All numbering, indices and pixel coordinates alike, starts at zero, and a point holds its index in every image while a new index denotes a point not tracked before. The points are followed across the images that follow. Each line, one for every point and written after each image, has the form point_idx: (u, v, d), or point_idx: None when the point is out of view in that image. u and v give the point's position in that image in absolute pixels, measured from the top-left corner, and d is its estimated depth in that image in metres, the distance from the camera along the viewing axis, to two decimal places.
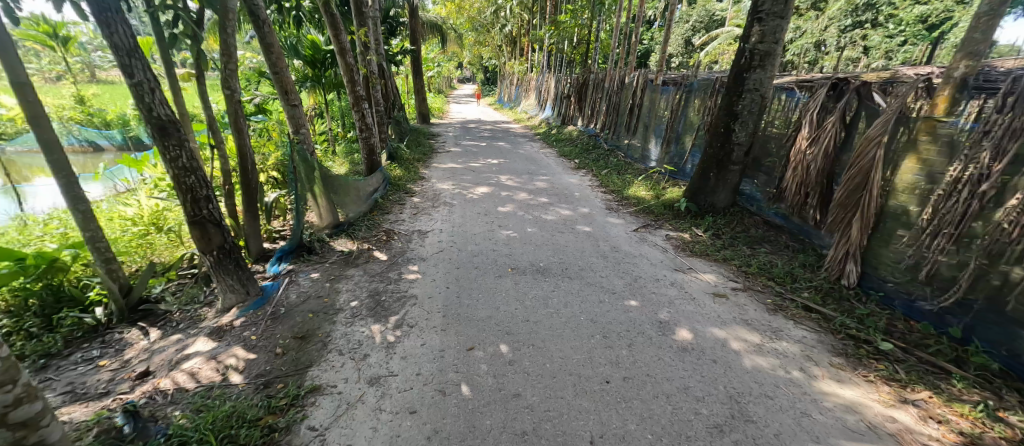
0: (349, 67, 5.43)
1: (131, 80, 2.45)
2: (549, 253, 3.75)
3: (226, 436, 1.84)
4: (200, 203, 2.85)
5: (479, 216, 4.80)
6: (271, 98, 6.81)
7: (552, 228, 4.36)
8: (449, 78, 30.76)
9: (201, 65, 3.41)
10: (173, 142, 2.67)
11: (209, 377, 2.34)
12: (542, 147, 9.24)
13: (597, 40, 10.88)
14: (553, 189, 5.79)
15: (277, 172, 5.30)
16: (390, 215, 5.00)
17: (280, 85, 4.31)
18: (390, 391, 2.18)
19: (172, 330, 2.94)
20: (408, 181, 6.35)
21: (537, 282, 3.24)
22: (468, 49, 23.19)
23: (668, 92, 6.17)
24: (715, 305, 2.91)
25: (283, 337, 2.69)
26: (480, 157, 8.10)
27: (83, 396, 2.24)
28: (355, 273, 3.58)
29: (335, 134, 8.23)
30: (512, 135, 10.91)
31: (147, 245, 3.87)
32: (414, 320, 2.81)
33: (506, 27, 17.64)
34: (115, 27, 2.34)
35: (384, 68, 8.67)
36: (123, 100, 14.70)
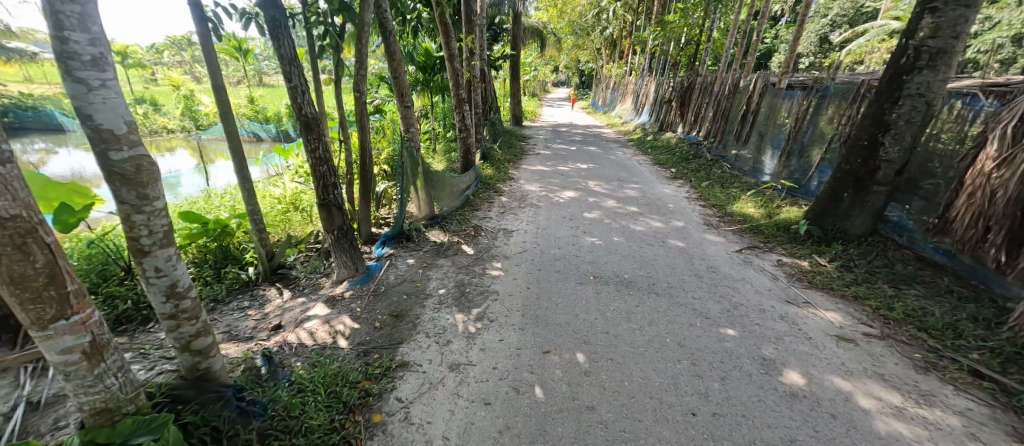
0: (456, 72, 5.84)
1: (290, 83, 2.98)
2: (636, 266, 3.56)
3: (332, 391, 2.13)
4: (329, 189, 3.33)
5: (564, 220, 4.77)
6: (388, 100, 7.69)
7: (641, 240, 4.13)
8: (545, 81, 31.26)
9: (340, 71, 3.99)
10: (314, 136, 3.17)
11: (322, 338, 2.73)
12: (635, 153, 8.83)
13: (708, 40, 9.96)
14: (644, 198, 5.49)
15: (387, 166, 5.96)
16: (479, 212, 5.26)
17: (398, 88, 4.83)
18: (468, 379, 2.29)
19: (298, 293, 3.50)
20: (498, 181, 6.60)
21: (620, 295, 3.10)
22: (566, 52, 23.18)
23: (794, 97, 5.40)
24: (838, 350, 2.45)
25: (381, 313, 3.01)
26: (569, 161, 8.05)
27: (236, 337, 2.81)
28: (445, 263, 3.84)
29: (437, 133, 8.94)
30: (604, 140, 10.61)
31: (286, 220, 4.67)
32: (494, 315, 2.91)
33: (607, 30, 17.25)
34: (283, 40, 2.88)
35: (486, 72, 9.15)
36: (280, 100, 18.02)
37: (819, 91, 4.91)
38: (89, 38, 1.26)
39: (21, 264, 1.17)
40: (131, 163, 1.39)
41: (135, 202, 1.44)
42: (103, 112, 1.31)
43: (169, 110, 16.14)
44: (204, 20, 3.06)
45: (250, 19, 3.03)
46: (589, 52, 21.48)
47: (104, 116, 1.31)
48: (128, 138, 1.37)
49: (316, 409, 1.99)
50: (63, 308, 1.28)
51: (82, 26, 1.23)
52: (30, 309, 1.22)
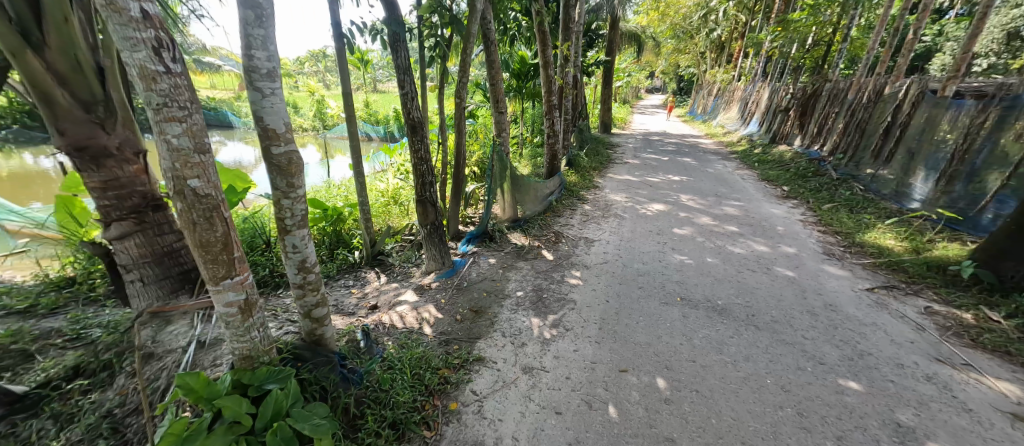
0: (549, 78, 5.90)
1: (403, 90, 3.31)
2: (732, 292, 3.21)
3: (416, 373, 2.31)
4: (426, 186, 3.62)
5: (651, 234, 4.51)
6: (482, 106, 8.11)
7: (740, 263, 3.71)
8: (638, 87, 29.99)
9: (444, 79, 4.31)
10: (418, 138, 3.48)
11: (410, 323, 2.97)
12: (739, 167, 7.97)
13: (844, 39, 8.53)
14: (747, 218, 4.93)
15: (477, 168, 6.29)
16: (561, 218, 5.25)
17: (494, 94, 5.04)
18: (540, 384, 2.29)
19: (392, 279, 3.87)
20: (582, 188, 6.50)
21: (711, 322, 2.82)
22: (665, 56, 21.91)
23: (964, 108, 4.38)
24: (1014, 432, 1.91)
25: (462, 307, 3.18)
26: (660, 172, 7.58)
27: (342, 311, 3.22)
28: (524, 266, 3.91)
29: (524, 138, 9.15)
30: (701, 152, 9.77)
31: (387, 212, 5.22)
32: (570, 324, 2.87)
33: (715, 32, 15.87)
34: (401, 52, 3.22)
35: (579, 78, 9.10)
36: (389, 104, 20.15)
37: (1005, 100, 3.93)
38: (267, 55, 1.56)
39: (208, 232, 1.49)
40: (285, 157, 1.68)
41: (285, 188, 1.74)
42: (271, 115, 1.61)
43: (304, 112, 19.14)
44: (340, 37, 3.58)
45: (376, 35, 3.46)
46: (692, 57, 19.99)
47: (271, 118, 1.61)
48: (285, 136, 1.67)
49: (402, 387, 2.17)
50: (230, 270, 1.60)
51: (264, 46, 1.54)
52: (210, 267, 1.55)
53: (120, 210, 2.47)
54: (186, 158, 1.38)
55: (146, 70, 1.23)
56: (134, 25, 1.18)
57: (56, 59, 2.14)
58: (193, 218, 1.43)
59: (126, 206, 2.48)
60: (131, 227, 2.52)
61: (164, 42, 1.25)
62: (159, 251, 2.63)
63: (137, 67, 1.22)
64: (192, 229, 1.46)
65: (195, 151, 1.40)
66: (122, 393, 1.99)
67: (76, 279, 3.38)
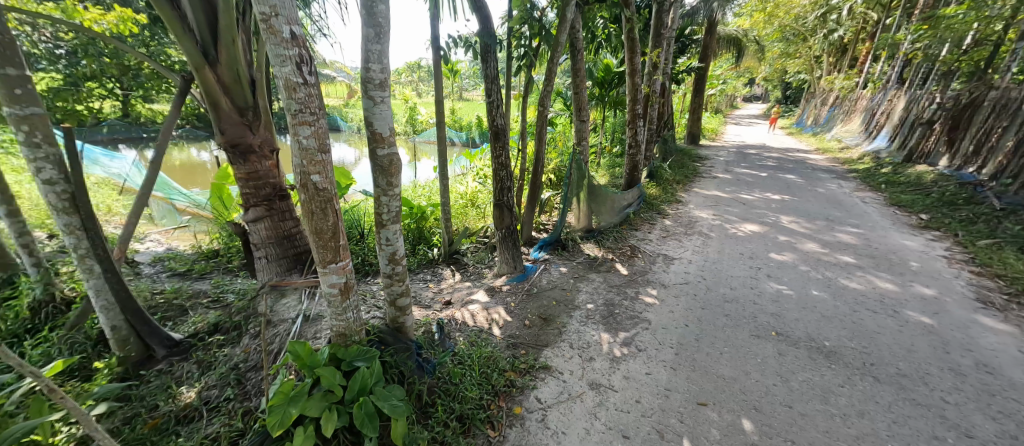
0: (636, 86, 5.68)
1: (490, 99, 3.46)
2: (842, 333, 2.75)
3: (484, 371, 2.38)
4: (504, 191, 3.72)
5: (741, 257, 4.08)
6: (563, 113, 8.11)
7: (855, 300, 3.18)
8: (733, 95, 27.50)
9: (529, 87, 4.40)
10: (500, 144, 3.60)
11: (481, 323, 3.07)
12: (858, 187, 6.84)
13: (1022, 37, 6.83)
14: (867, 248, 4.20)
15: (553, 176, 6.31)
16: (638, 232, 5.01)
17: (576, 102, 5.01)
18: (607, 403, 2.20)
19: (466, 278, 4.05)
20: (663, 202, 6.13)
21: (815, 365, 2.45)
22: (770, 61, 19.74)
23: None
24: None
25: (531, 313, 3.20)
26: (756, 189, 6.83)
27: (420, 303, 3.45)
28: (596, 278, 3.81)
29: (603, 148, 8.93)
30: (809, 169, 8.58)
31: (465, 214, 5.49)
32: (643, 345, 2.72)
33: (836, 33, 13.86)
34: (490, 62, 3.37)
35: (667, 86, 8.63)
36: (472, 111, 21.21)
37: None
38: (380, 67, 1.76)
39: (322, 221, 1.71)
40: (387, 158, 1.87)
41: (385, 186, 1.94)
42: (380, 120, 1.80)
43: (399, 118, 21.04)
44: (438, 49, 3.87)
45: (469, 46, 3.68)
46: (803, 61, 17.71)
47: (380, 122, 1.80)
48: (389, 140, 1.85)
49: (470, 383, 2.25)
50: (336, 255, 1.82)
51: (379, 60, 1.74)
52: (321, 252, 1.78)
53: (256, 198, 2.97)
54: (311, 157, 1.60)
55: (290, 82, 1.47)
56: (283, 44, 1.42)
57: (224, 73, 2.64)
58: (312, 208, 1.66)
59: (260, 195, 2.97)
60: (263, 213, 3.01)
61: (304, 58, 1.48)
62: (280, 234, 3.09)
63: (284, 79, 1.47)
64: (310, 218, 1.69)
65: (319, 151, 1.62)
66: (245, 351, 2.37)
67: (220, 251, 4.12)
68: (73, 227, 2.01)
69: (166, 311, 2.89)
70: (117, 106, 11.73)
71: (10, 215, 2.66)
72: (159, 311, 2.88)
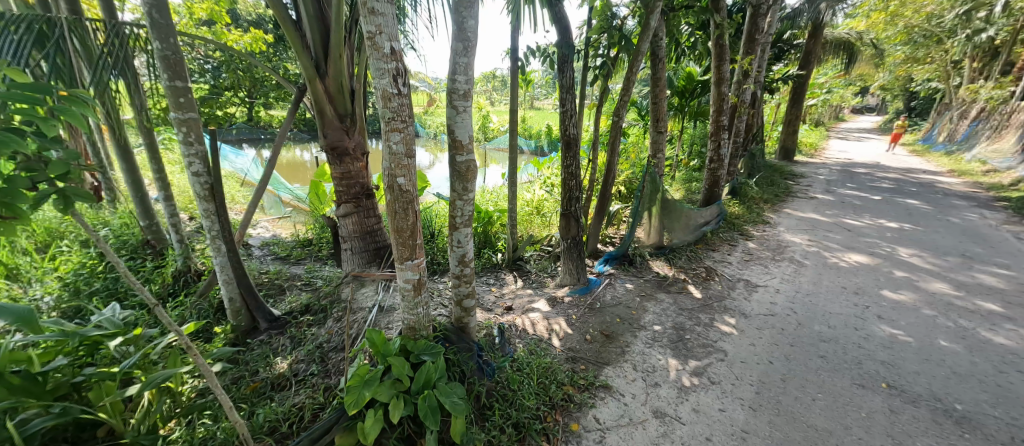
0: (721, 96, 5.26)
1: (565, 108, 3.45)
2: (981, 397, 2.25)
3: (542, 382, 2.35)
4: (572, 201, 3.68)
5: (842, 292, 3.55)
6: (638, 124, 7.83)
7: (1001, 358, 2.57)
8: (838, 106, 24.27)
9: (604, 97, 4.32)
10: (572, 154, 3.57)
11: (540, 332, 3.06)
12: (1009, 219, 5.58)
13: None
14: (1021, 295, 3.39)
15: (623, 188, 6.10)
16: (716, 253, 4.62)
17: (654, 113, 4.79)
18: (672, 435, 2.05)
19: (528, 285, 4.07)
20: (747, 222, 5.59)
21: (940, 431, 2.03)
22: (890, 67, 17.04)
23: None
24: None
25: (593, 328, 3.10)
26: (865, 214, 5.91)
27: (483, 305, 3.54)
28: (665, 298, 3.58)
29: (679, 161, 8.43)
30: (940, 194, 7.20)
31: (530, 221, 5.54)
32: (717, 377, 2.49)
33: (986, 32, 11.52)
34: (566, 72, 3.38)
35: (758, 96, 7.89)
36: (542, 121, 21.44)
37: None
38: (465, 78, 1.85)
39: (403, 220, 1.85)
40: (466, 164, 1.96)
41: (460, 191, 2.03)
42: (462, 129, 1.90)
43: None
44: (516, 60, 3.99)
45: (546, 57, 3.73)
46: (936, 67, 15.01)
47: (462, 131, 1.90)
48: (468, 147, 1.93)
49: (528, 392, 2.24)
50: (412, 253, 1.94)
51: (465, 72, 1.84)
52: (400, 249, 1.92)
53: (347, 195, 3.31)
54: (399, 161, 1.74)
55: (387, 93, 1.62)
56: (384, 59, 1.56)
57: (330, 85, 2.99)
58: (396, 208, 1.80)
59: (350, 193, 3.31)
60: (351, 209, 3.33)
61: (400, 71, 1.62)
62: (364, 230, 3.40)
63: (382, 90, 1.62)
64: (394, 217, 1.83)
65: (405, 156, 1.74)
66: (329, 332, 2.63)
67: (313, 240, 4.64)
68: (209, 213, 2.41)
69: (269, 289, 3.34)
70: (245, 112, 13.93)
71: (166, 198, 3.28)
72: (264, 288, 3.34)
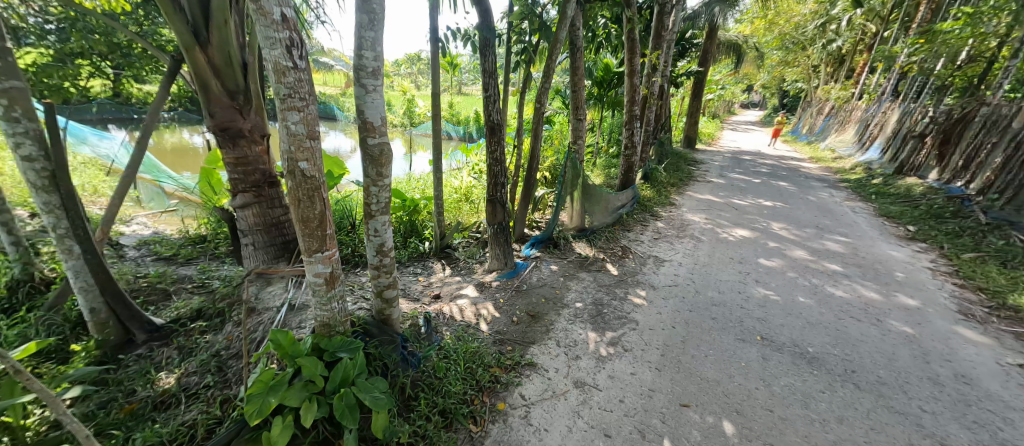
0: (633, 88, 5.65)
1: (488, 93, 3.41)
2: (826, 340, 2.78)
3: (469, 367, 2.37)
4: (498, 187, 3.69)
5: (731, 262, 4.11)
6: (561, 112, 8.09)
7: (841, 309, 3.20)
8: (729, 101, 27.68)
9: (526, 84, 4.37)
10: (496, 140, 3.57)
11: (468, 318, 3.07)
12: (849, 197, 6.90)
13: (1015, 55, 6.78)
14: (854, 257, 4.23)
15: (548, 174, 6.30)
16: (630, 233, 5.03)
17: (574, 101, 4.97)
18: (591, 402, 2.21)
19: (456, 272, 4.04)
20: (656, 204, 6.17)
21: (797, 370, 2.47)
22: (768, 69, 19.80)
23: None
24: None
25: (519, 310, 3.19)
26: (748, 195, 6.88)
27: (409, 296, 3.44)
28: (586, 277, 3.82)
29: (600, 148, 8.94)
30: (802, 177, 8.65)
31: (458, 208, 5.46)
32: (630, 345, 2.73)
33: (835, 43, 13.89)
34: (489, 57, 3.33)
35: (665, 89, 8.64)
36: (470, 107, 21.14)
37: None
38: (374, 54, 1.73)
39: (308, 209, 1.69)
40: (378, 148, 1.85)
41: (374, 177, 1.91)
42: (372, 109, 1.78)
43: (396, 109, 20.86)
44: (436, 41, 3.84)
45: (468, 40, 3.66)
46: (801, 70, 17.79)
47: (371, 112, 1.78)
48: (380, 129, 1.82)
49: (455, 378, 2.25)
50: (322, 245, 1.79)
51: (372, 47, 1.71)
52: (306, 241, 1.75)
53: (245, 184, 2.92)
54: (300, 143, 1.57)
55: (280, 65, 1.44)
56: (274, 27, 1.39)
57: (215, 55, 2.58)
58: (299, 195, 1.63)
59: (249, 181, 2.93)
60: (251, 199, 2.96)
61: (295, 41, 1.45)
62: (268, 222, 3.04)
63: (273, 62, 1.43)
64: (297, 205, 1.67)
65: (307, 137, 1.59)
66: (228, 338, 2.34)
67: (207, 237, 4.06)
68: (52, 206, 1.96)
69: (148, 295, 2.84)
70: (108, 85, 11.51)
71: None
72: (141, 295, 2.83)
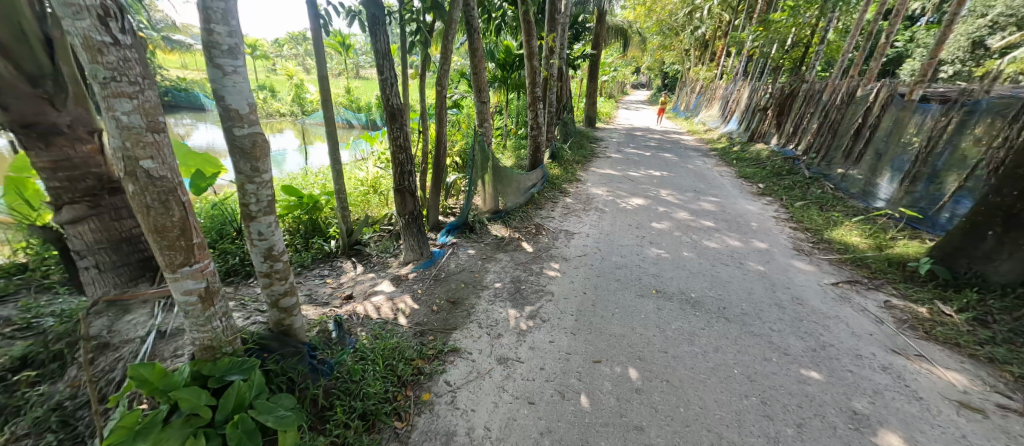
0: (534, 70, 5.80)
1: (382, 75, 3.19)
2: (705, 285, 3.28)
3: (389, 364, 2.28)
4: (405, 175, 3.52)
5: (630, 228, 4.56)
6: (467, 95, 7.99)
7: (715, 258, 3.80)
8: (621, 82, 30.16)
9: (425, 66, 4.18)
10: (397, 125, 3.37)
11: (386, 314, 2.93)
12: (717, 163, 8.11)
13: (821, 42, 8.52)
14: (723, 214, 5.02)
15: (459, 159, 6.22)
16: (542, 211, 5.25)
17: (477, 84, 4.93)
18: (514, 375, 2.30)
19: (369, 269, 3.80)
20: (564, 181, 6.52)
21: (684, 314, 2.88)
22: (651, 53, 21.96)
23: (928, 111, 4.51)
24: (958, 419, 2.01)
25: (439, 298, 3.15)
26: (642, 167, 7.66)
27: (315, 301, 3.14)
28: (503, 257, 3.91)
29: (509, 130, 9.08)
30: (683, 148, 9.90)
31: (366, 201, 5.10)
32: (547, 315, 2.89)
33: (700, 29, 15.88)
34: (379, 36, 3.10)
35: (564, 71, 9.04)
36: (370, 92, 19.66)
37: (966, 105, 4.07)
38: (228, 30, 1.48)
39: (164, 216, 1.41)
40: (249, 139, 1.61)
41: (248, 173, 1.67)
42: (233, 94, 1.53)
43: (282, 96, 18.45)
44: (317, 18, 3.44)
45: (354, 17, 3.36)
46: (677, 53, 20.07)
47: (233, 98, 1.54)
48: (248, 117, 1.59)
49: (374, 378, 2.14)
50: (189, 257, 1.53)
51: (225, 20, 1.46)
52: (166, 254, 1.47)
53: (73, 193, 2.33)
54: (138, 137, 1.30)
55: (91, 40, 1.14)
56: None
57: None
58: (147, 201, 1.36)
59: (79, 189, 2.34)
60: (86, 211, 2.38)
61: (111, 9, 1.16)
62: (115, 237, 2.50)
63: (81, 36, 1.13)
64: (146, 213, 1.38)
65: (148, 129, 1.31)
66: (73, 385, 1.89)
67: (28, 265, 3.18)
68: None
69: None
70: None
71: None
72: None
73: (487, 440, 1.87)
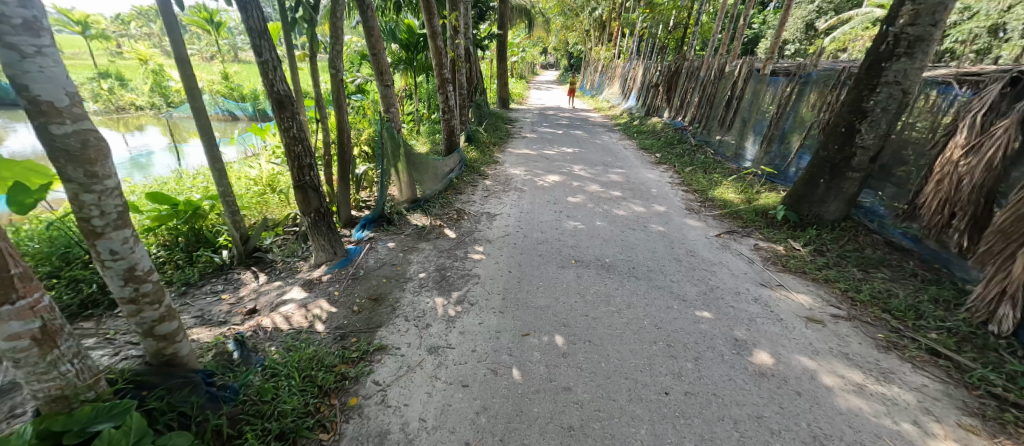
0: (439, 50, 5.58)
1: (260, 58, 2.79)
2: (617, 250, 3.58)
3: (307, 375, 2.11)
4: (305, 170, 3.18)
5: (548, 205, 4.75)
6: (370, 79, 7.42)
7: (623, 224, 4.15)
8: (530, 63, 30.74)
9: (314, 47, 3.76)
10: (287, 114, 3.00)
11: (299, 323, 2.68)
12: (621, 137, 8.78)
13: (697, 23, 9.55)
14: (628, 183, 5.48)
15: (368, 147, 5.80)
16: (463, 195, 5.20)
17: (377, 66, 4.59)
18: (446, 362, 2.29)
19: (275, 277, 3.42)
20: (482, 164, 6.51)
21: (600, 279, 3.12)
22: (555, 33, 22.65)
23: (777, 83, 5.37)
24: (807, 331, 2.52)
25: (359, 297, 2.97)
26: (555, 145, 7.96)
27: (209, 321, 2.74)
28: (426, 246, 3.80)
29: (421, 115, 8.71)
30: (591, 125, 10.51)
31: (263, 202, 4.51)
32: (475, 298, 2.91)
33: (597, 10, 16.72)
34: (251, 11, 2.68)
35: (472, 52, 8.87)
36: (255, 78, 17.21)
37: (802, 77, 4.90)
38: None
39: None
40: (76, 138, 1.30)
41: (83, 180, 1.35)
42: (41, 82, 1.21)
43: (135, 85, 15.20)
44: None
45: None
46: (578, 34, 20.98)
47: (41, 87, 1.21)
48: (71, 111, 1.27)
49: (291, 393, 1.97)
50: (10, 293, 1.20)
51: None
52: None
53: None
54: None
55: None
56: None
57: None
58: None
59: None
60: None
61: None
62: None
63: None
64: None
65: None
66: None
67: None
68: None
69: None
70: None
71: None
72: None
73: (423, 431, 1.85)
